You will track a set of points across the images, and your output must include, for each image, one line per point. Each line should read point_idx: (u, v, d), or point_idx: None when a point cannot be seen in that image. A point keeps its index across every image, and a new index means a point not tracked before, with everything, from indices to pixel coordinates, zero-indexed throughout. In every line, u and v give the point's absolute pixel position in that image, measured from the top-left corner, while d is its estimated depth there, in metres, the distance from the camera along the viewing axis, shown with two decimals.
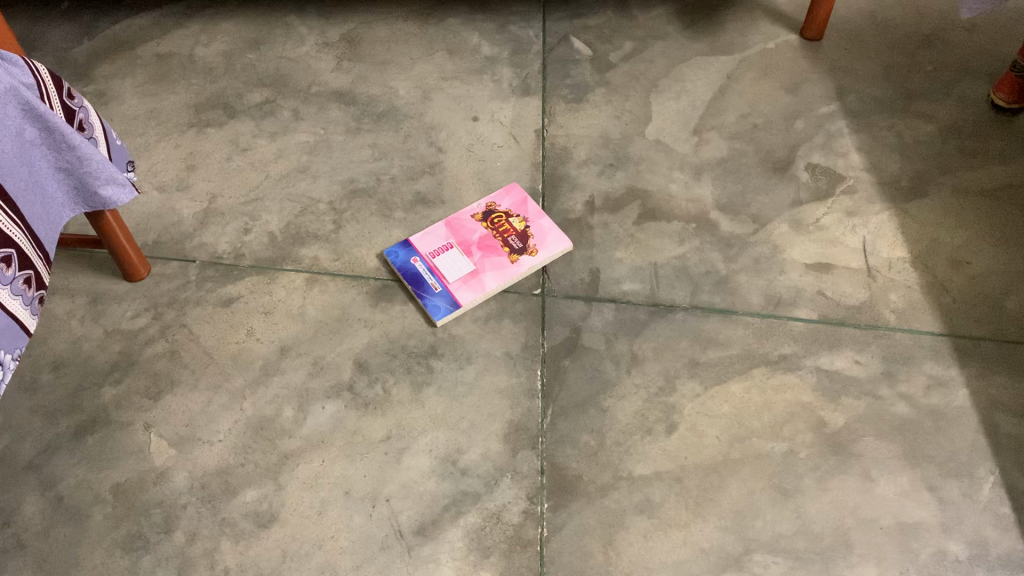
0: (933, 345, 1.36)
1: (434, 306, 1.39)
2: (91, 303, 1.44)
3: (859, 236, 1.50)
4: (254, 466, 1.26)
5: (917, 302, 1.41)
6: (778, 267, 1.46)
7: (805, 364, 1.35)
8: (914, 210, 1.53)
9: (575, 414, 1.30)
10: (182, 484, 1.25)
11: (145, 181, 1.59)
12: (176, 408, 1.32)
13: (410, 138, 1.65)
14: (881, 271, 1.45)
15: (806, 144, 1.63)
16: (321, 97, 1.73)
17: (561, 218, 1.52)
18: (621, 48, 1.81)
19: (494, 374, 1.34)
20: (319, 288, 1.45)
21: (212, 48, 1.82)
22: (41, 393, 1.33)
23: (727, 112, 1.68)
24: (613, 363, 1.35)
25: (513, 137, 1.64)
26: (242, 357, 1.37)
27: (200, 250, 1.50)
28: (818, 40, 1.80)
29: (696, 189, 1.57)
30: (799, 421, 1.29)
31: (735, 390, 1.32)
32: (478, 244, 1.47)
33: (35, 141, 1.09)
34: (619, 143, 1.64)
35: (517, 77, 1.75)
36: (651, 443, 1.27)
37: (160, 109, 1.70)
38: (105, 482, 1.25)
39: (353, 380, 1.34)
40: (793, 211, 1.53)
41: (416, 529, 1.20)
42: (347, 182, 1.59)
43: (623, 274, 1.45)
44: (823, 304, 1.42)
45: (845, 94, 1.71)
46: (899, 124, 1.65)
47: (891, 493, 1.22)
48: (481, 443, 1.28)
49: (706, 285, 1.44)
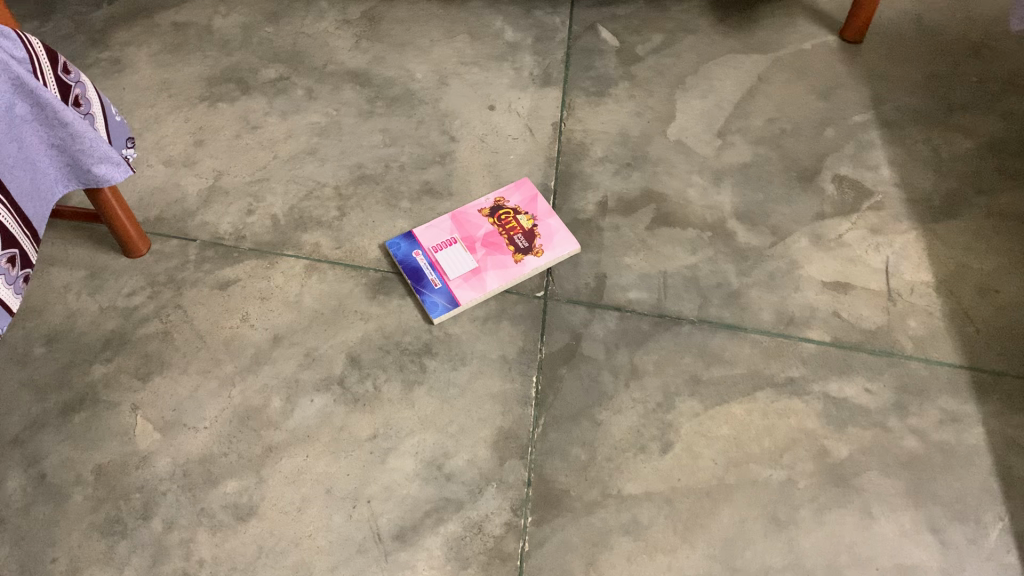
0: (950, 378, 1.30)
1: (432, 303, 1.35)
2: (89, 277, 1.42)
3: (881, 255, 1.42)
4: (238, 456, 1.25)
5: (937, 330, 1.34)
6: (793, 283, 1.40)
7: (813, 389, 1.29)
8: (943, 232, 1.45)
9: (567, 425, 1.26)
10: (164, 470, 1.23)
11: (152, 155, 1.56)
12: (164, 391, 1.31)
13: (423, 125, 1.60)
14: (901, 294, 1.38)
15: (835, 154, 1.55)
16: (335, 76, 1.68)
17: (571, 218, 1.47)
18: (650, 40, 1.73)
19: (487, 378, 1.30)
20: (318, 276, 1.41)
21: (230, 20, 1.78)
22: (34, 367, 1.32)
23: (755, 114, 1.61)
24: (612, 375, 1.30)
25: (529, 130, 1.59)
26: (234, 343, 1.35)
27: (202, 229, 1.47)
28: (857, 43, 1.71)
29: (715, 195, 1.50)
30: (801, 449, 1.24)
31: (736, 412, 1.27)
32: (483, 240, 1.42)
33: (26, 117, 1.07)
34: (637, 142, 1.57)
35: (539, 66, 1.69)
36: (643, 461, 1.23)
37: (173, 80, 1.67)
38: (88, 463, 1.24)
39: (344, 374, 1.31)
40: (815, 224, 1.46)
41: (394, 533, 1.17)
42: (355, 168, 1.54)
43: (630, 281, 1.40)
44: (836, 326, 1.35)
45: (882, 103, 1.62)
46: (936, 138, 1.56)
47: (891, 532, 1.17)
48: (468, 449, 1.24)
49: (716, 298, 1.38)
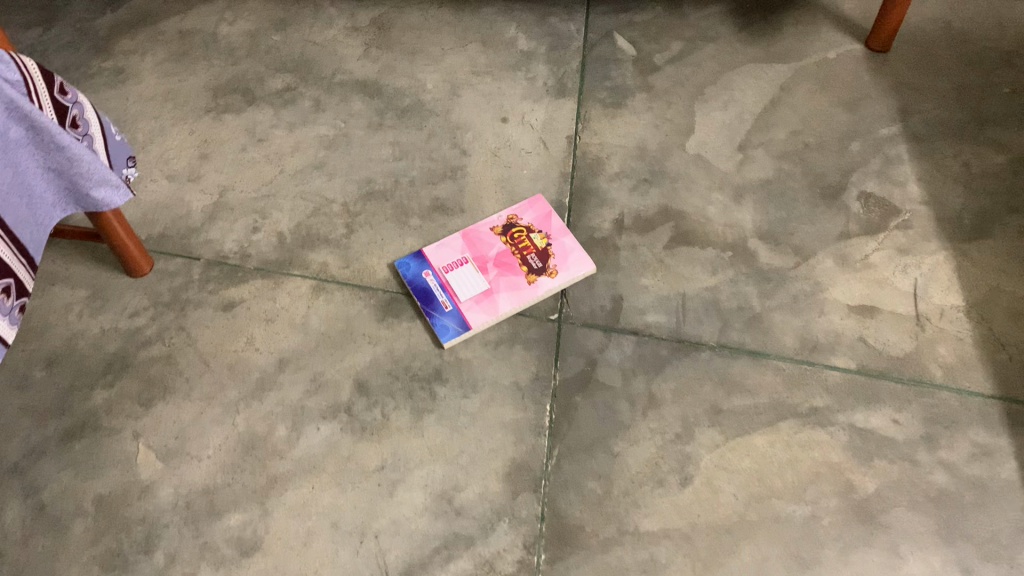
0: (982, 409, 1.24)
1: (442, 327, 1.31)
2: (91, 297, 1.38)
3: (910, 277, 1.37)
4: (242, 487, 1.21)
5: (968, 358, 1.29)
6: (818, 307, 1.34)
7: (838, 420, 1.24)
8: (974, 253, 1.39)
9: (582, 457, 1.21)
10: (167, 501, 1.20)
11: (156, 169, 1.52)
12: (167, 418, 1.27)
13: (433, 137, 1.55)
14: (930, 319, 1.33)
15: (860, 170, 1.49)
16: (344, 86, 1.63)
17: (586, 236, 1.42)
18: (669, 49, 1.68)
19: (499, 406, 1.26)
20: (325, 297, 1.37)
21: (236, 27, 1.73)
22: (33, 391, 1.29)
23: (777, 127, 1.55)
24: (629, 403, 1.26)
25: (543, 143, 1.54)
26: (239, 367, 1.31)
27: (206, 247, 1.43)
28: (884, 51, 1.65)
29: (736, 212, 1.45)
30: (825, 483, 1.19)
31: (758, 444, 1.22)
32: (496, 260, 1.38)
33: (21, 141, 1.02)
34: (655, 156, 1.52)
35: (553, 75, 1.64)
36: (661, 496, 1.18)
37: (178, 90, 1.63)
38: (88, 493, 1.20)
39: (351, 401, 1.27)
40: (840, 244, 1.41)
41: (403, 570, 1.13)
42: (363, 183, 1.50)
43: (648, 304, 1.35)
44: (862, 352, 1.30)
45: (910, 115, 1.55)
46: (966, 152, 1.50)
47: (919, 573, 1.12)
48: (479, 482, 1.20)
49: (737, 322, 1.33)
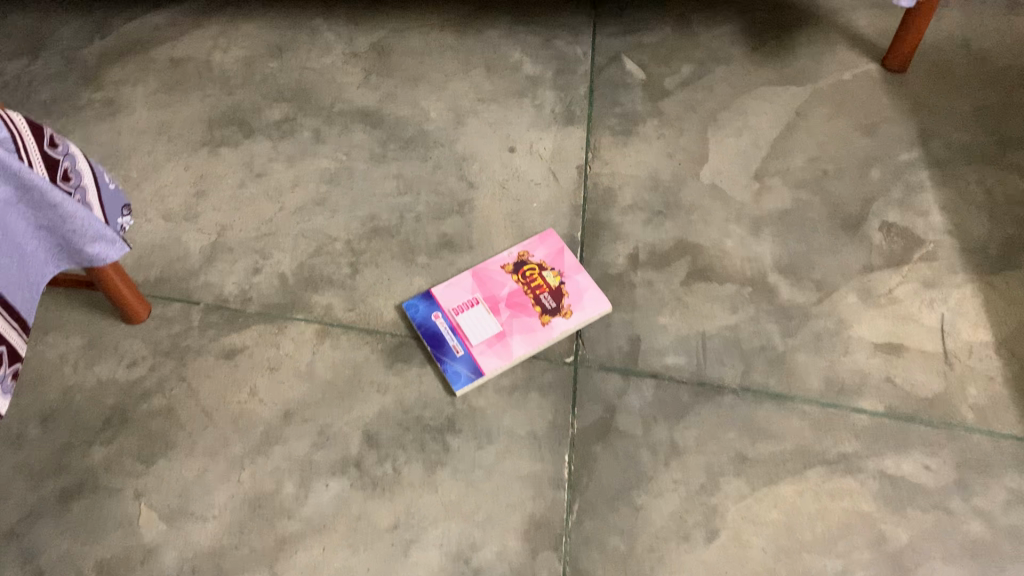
0: (1016, 452, 1.20)
1: (454, 373, 1.26)
2: (86, 346, 1.33)
3: (936, 312, 1.32)
4: (250, 549, 1.15)
5: (1000, 398, 1.24)
6: (842, 345, 1.30)
7: (867, 467, 1.19)
8: (1002, 286, 1.35)
9: (603, 511, 1.17)
10: (171, 566, 1.15)
11: (151, 208, 1.46)
12: (169, 476, 1.21)
13: (439, 169, 1.50)
14: (959, 357, 1.28)
15: (881, 198, 1.44)
16: (344, 116, 1.57)
17: (601, 273, 1.37)
18: (679, 72, 1.62)
19: (516, 458, 1.21)
20: (331, 343, 1.32)
21: (231, 54, 1.67)
22: (28, 450, 1.23)
23: (794, 154, 1.50)
24: (650, 452, 1.21)
25: (553, 173, 1.49)
26: (243, 420, 1.26)
27: (206, 290, 1.38)
28: (901, 72, 1.60)
29: (755, 246, 1.40)
30: (857, 535, 1.15)
31: (786, 494, 1.18)
32: (508, 300, 1.33)
33: (11, 201, 0.97)
34: (669, 186, 1.47)
35: (561, 102, 1.58)
36: (687, 552, 1.13)
37: (172, 122, 1.57)
38: (88, 558, 1.15)
39: (361, 455, 1.22)
40: (863, 278, 1.36)
41: None
42: (367, 219, 1.44)
43: (667, 345, 1.30)
44: (890, 393, 1.25)
45: (930, 139, 1.51)
46: (989, 178, 1.46)
47: None
48: (497, 540, 1.15)
49: (760, 363, 1.28)
